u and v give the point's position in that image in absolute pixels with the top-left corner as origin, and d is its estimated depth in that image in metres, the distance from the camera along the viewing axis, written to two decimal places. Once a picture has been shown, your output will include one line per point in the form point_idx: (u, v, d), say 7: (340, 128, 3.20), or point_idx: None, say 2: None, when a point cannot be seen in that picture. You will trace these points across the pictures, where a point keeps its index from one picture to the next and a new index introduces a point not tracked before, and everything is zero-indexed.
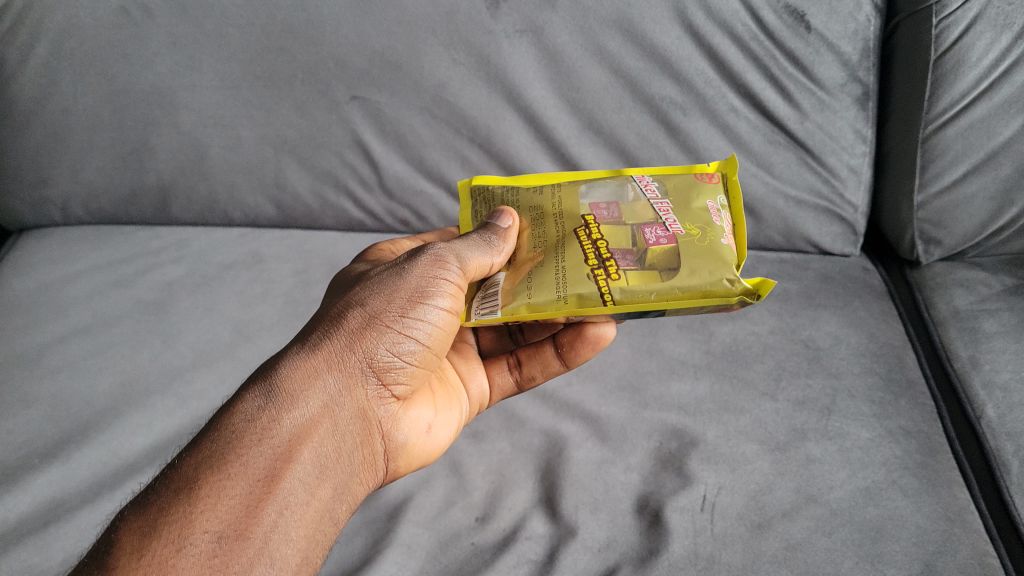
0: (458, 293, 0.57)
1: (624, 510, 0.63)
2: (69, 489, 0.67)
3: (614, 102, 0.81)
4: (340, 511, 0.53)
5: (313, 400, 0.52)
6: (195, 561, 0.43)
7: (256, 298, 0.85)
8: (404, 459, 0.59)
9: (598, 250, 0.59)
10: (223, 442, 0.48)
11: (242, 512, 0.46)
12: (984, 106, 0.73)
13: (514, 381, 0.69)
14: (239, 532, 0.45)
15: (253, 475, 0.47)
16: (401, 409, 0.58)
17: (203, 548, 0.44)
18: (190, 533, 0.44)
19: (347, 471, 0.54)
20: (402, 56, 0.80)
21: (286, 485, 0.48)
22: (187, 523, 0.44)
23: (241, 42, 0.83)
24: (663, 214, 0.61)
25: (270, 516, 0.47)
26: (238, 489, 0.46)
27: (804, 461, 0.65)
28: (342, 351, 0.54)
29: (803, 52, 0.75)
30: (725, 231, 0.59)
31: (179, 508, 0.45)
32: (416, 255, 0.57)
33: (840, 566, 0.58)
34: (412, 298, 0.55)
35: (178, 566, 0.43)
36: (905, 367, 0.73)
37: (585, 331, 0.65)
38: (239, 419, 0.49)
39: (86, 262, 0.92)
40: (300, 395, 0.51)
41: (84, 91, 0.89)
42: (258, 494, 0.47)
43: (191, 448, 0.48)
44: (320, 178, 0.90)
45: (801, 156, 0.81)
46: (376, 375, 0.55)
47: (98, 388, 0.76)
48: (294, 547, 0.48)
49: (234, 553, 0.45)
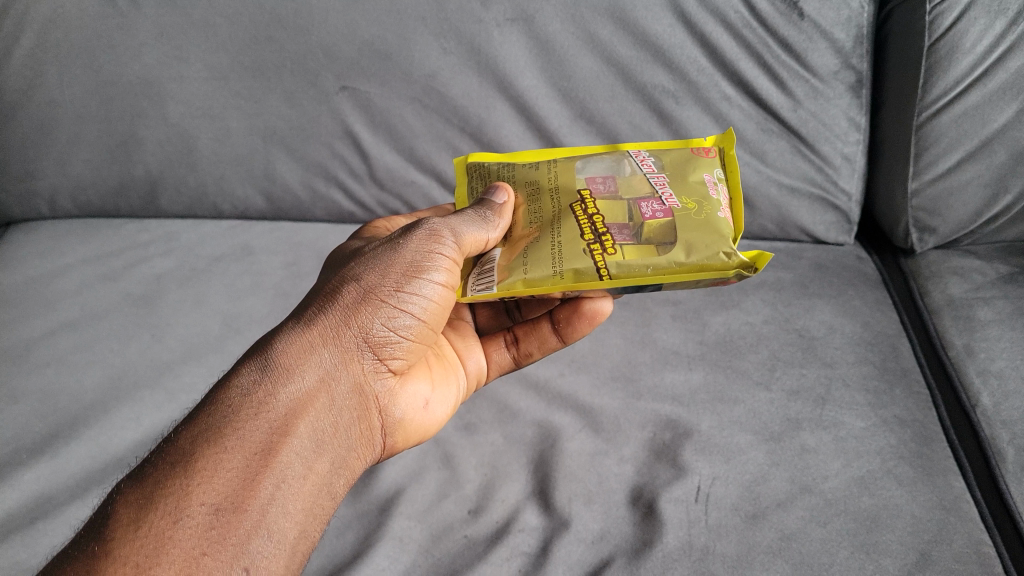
0: (454, 268, 0.57)
1: (618, 501, 0.63)
2: (58, 484, 0.66)
3: (606, 91, 0.80)
4: (337, 486, 0.52)
5: (309, 374, 0.51)
6: (192, 533, 0.43)
7: (246, 291, 0.84)
8: (401, 435, 0.59)
9: (594, 224, 0.58)
10: (220, 415, 0.47)
11: (239, 485, 0.45)
12: (978, 93, 0.73)
13: (512, 357, 0.69)
14: (236, 505, 0.45)
15: (250, 448, 0.47)
16: (398, 384, 0.58)
17: (200, 520, 0.43)
18: (187, 505, 0.43)
19: (344, 446, 0.53)
20: (392, 45, 0.80)
21: (283, 458, 0.48)
22: (184, 495, 0.44)
23: (229, 32, 0.82)
24: (659, 188, 0.60)
25: (268, 488, 0.46)
26: (235, 462, 0.46)
27: (798, 450, 0.65)
28: (338, 325, 0.53)
29: (796, 39, 0.75)
30: (721, 204, 0.58)
31: (175, 481, 0.44)
32: (410, 229, 0.57)
33: (836, 556, 0.58)
34: (407, 273, 0.55)
35: (175, 537, 0.42)
36: (900, 356, 0.73)
37: (581, 307, 0.64)
38: (235, 393, 0.49)
39: (74, 255, 0.91)
40: (296, 369, 0.51)
41: (70, 82, 0.88)
42: (255, 466, 0.46)
43: (187, 422, 0.48)
44: (310, 169, 0.89)
45: (795, 144, 0.80)
46: (372, 350, 0.55)
47: (87, 382, 0.75)
48: (292, 521, 0.47)
49: (232, 525, 0.44)
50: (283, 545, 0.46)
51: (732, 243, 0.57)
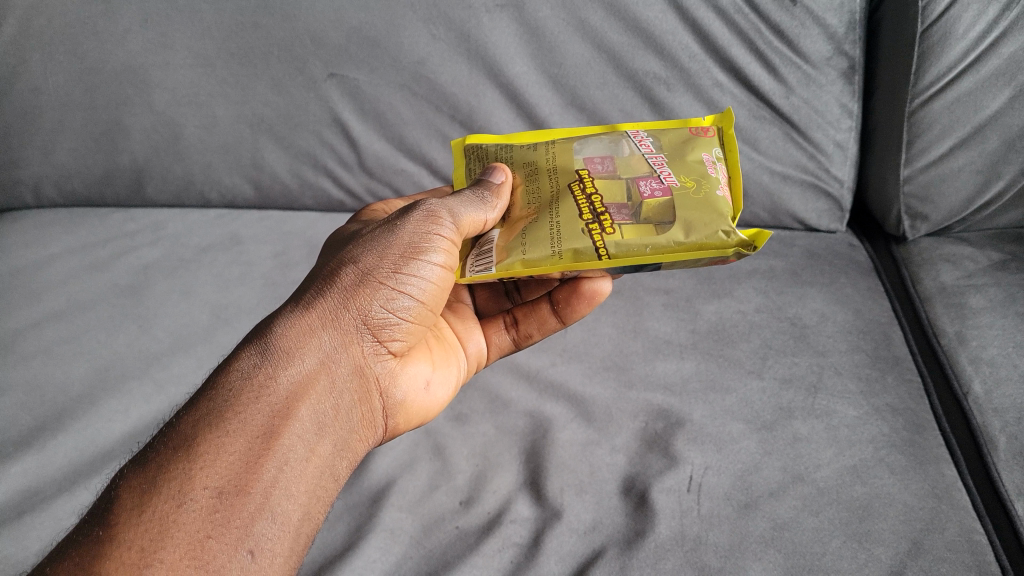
0: (453, 249, 0.56)
1: (610, 491, 0.63)
2: (45, 478, 0.65)
3: (597, 78, 0.79)
4: (339, 468, 0.52)
5: (309, 357, 0.51)
6: (196, 516, 0.42)
7: (234, 281, 0.84)
8: (402, 416, 0.58)
9: (593, 204, 0.58)
10: (221, 399, 0.47)
11: (241, 468, 0.45)
12: (970, 79, 0.72)
13: (512, 340, 0.69)
14: (239, 488, 0.44)
15: (252, 431, 0.46)
16: (398, 365, 0.57)
17: (204, 504, 0.43)
18: (190, 489, 0.43)
19: (346, 428, 0.53)
20: (380, 32, 0.79)
21: (285, 440, 0.47)
22: (187, 479, 0.43)
23: (215, 18, 0.81)
24: (657, 167, 0.60)
25: (271, 471, 0.46)
26: (237, 445, 0.45)
27: (791, 439, 0.65)
28: (336, 308, 0.53)
29: (788, 25, 0.74)
30: (718, 183, 0.58)
31: (178, 465, 0.44)
32: (409, 211, 0.56)
33: (828, 545, 0.58)
34: (405, 254, 0.54)
35: (180, 521, 0.42)
36: (892, 344, 0.73)
37: (580, 288, 0.64)
38: (235, 376, 0.48)
39: (60, 245, 0.90)
40: (297, 352, 0.50)
41: (54, 69, 0.86)
42: (258, 450, 0.46)
43: (188, 406, 0.47)
44: (298, 158, 0.88)
45: (786, 131, 0.80)
46: (371, 332, 0.54)
47: (74, 374, 0.74)
48: (295, 503, 0.47)
49: (236, 508, 0.44)
50: (287, 527, 0.46)
51: (731, 221, 0.56)
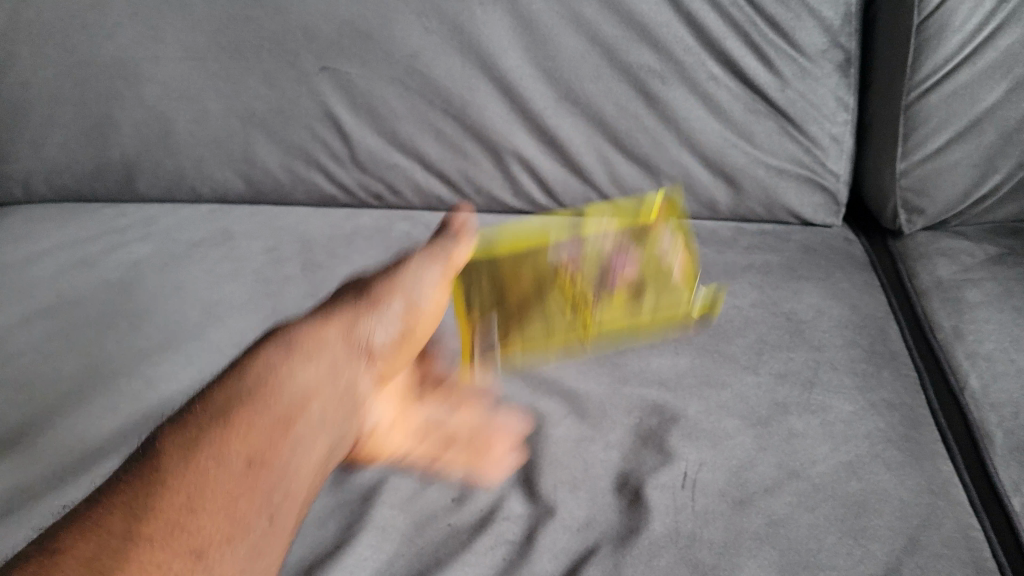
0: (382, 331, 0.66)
1: (603, 488, 0.62)
2: (33, 476, 0.64)
3: (591, 71, 0.79)
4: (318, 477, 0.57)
5: (237, 456, 0.53)
6: (167, 552, 0.48)
7: (225, 277, 0.83)
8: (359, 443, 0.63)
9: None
10: (168, 455, 0.53)
11: (197, 497, 0.51)
12: (967, 72, 0.72)
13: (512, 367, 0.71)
14: (195, 510, 0.50)
15: (206, 475, 0.52)
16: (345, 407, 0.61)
17: (179, 555, 0.48)
18: (142, 534, 0.48)
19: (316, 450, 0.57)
20: (372, 25, 0.79)
21: (266, 467, 0.54)
22: (141, 531, 0.48)
23: (208, 12, 0.82)
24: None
25: (245, 504, 0.52)
26: (191, 482, 0.51)
27: (786, 435, 0.64)
28: (239, 430, 0.55)
29: (783, 18, 0.73)
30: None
31: (145, 510, 0.49)
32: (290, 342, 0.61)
33: (823, 541, 0.57)
34: (271, 398, 0.57)
35: (160, 561, 0.47)
36: (888, 339, 0.72)
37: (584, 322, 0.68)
38: (160, 448, 0.53)
39: (50, 240, 0.88)
40: (227, 453, 0.53)
41: (44, 63, 0.86)
42: (213, 490, 0.51)
43: (129, 464, 0.53)
44: (290, 152, 0.87)
45: (783, 125, 0.79)
46: (299, 426, 0.57)
47: (63, 371, 0.73)
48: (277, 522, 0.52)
49: (213, 536, 0.49)
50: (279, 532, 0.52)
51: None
